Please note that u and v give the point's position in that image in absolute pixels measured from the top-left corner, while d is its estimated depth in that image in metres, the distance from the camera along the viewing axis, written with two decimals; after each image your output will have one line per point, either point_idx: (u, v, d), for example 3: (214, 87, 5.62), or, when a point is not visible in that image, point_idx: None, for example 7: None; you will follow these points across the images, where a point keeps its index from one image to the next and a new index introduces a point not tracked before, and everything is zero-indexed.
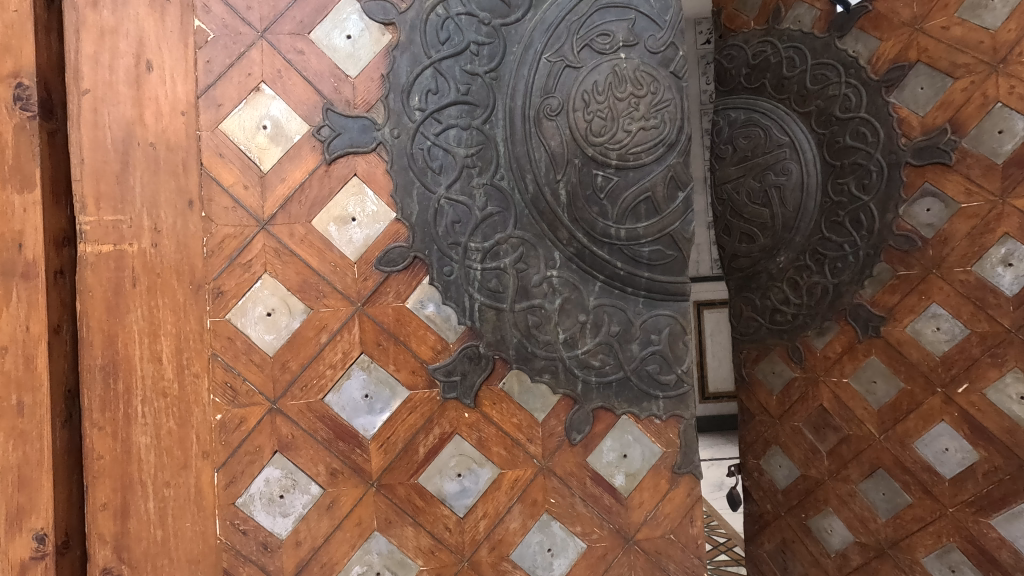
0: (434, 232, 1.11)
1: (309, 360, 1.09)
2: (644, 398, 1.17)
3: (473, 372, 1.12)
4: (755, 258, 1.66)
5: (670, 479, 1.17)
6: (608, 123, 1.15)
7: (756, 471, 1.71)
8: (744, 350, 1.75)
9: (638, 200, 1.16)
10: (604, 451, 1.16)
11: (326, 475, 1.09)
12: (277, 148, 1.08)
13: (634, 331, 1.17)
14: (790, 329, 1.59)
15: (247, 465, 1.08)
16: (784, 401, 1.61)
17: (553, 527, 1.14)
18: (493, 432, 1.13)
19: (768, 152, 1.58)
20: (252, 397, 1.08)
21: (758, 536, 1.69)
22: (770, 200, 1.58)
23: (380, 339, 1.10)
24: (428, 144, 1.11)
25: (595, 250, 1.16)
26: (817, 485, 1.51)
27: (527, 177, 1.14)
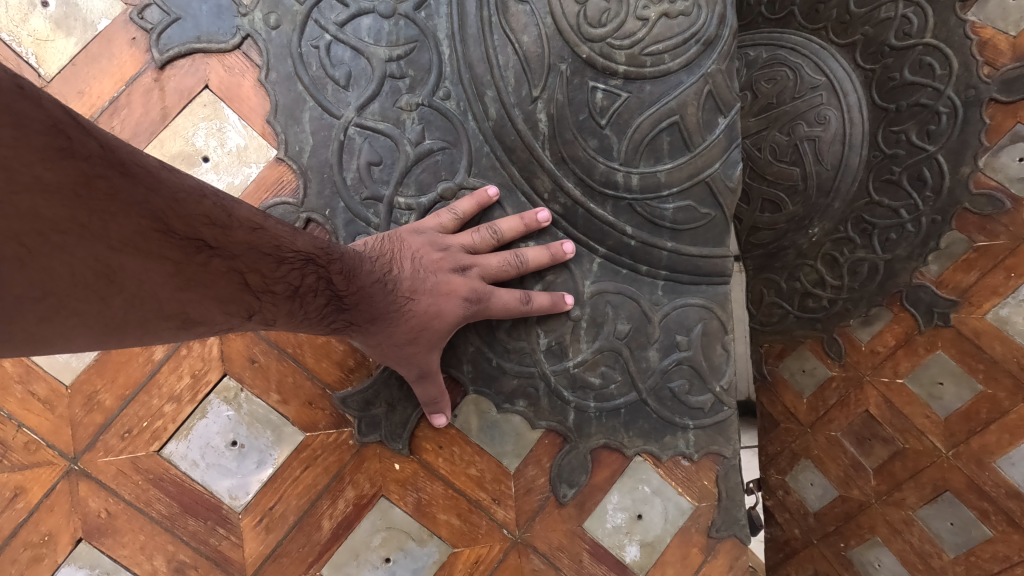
0: (337, 179, 0.88)
1: (131, 394, 0.83)
2: (667, 429, 0.96)
3: (403, 404, 0.87)
4: (780, 231, 1.31)
5: (703, 548, 0.97)
6: (613, 8, 0.91)
7: (780, 489, 1.39)
8: (764, 343, 1.41)
9: (659, 128, 0.93)
10: (608, 510, 0.94)
11: (167, 573, 0.82)
12: (67, 39, 0.84)
13: (652, 330, 0.95)
14: (825, 317, 1.29)
15: (27, 564, 0.79)
16: (817, 405, 1.31)
17: None
18: (441, 491, 0.90)
19: (799, 96, 1.25)
20: (37, 454, 0.81)
21: (783, 566, 1.38)
22: (802, 158, 1.25)
23: (256, 352, 0.86)
24: (329, 39, 0.89)
25: (592, 208, 0.94)
26: (860, 509, 1.23)
27: (487, 95, 0.92)
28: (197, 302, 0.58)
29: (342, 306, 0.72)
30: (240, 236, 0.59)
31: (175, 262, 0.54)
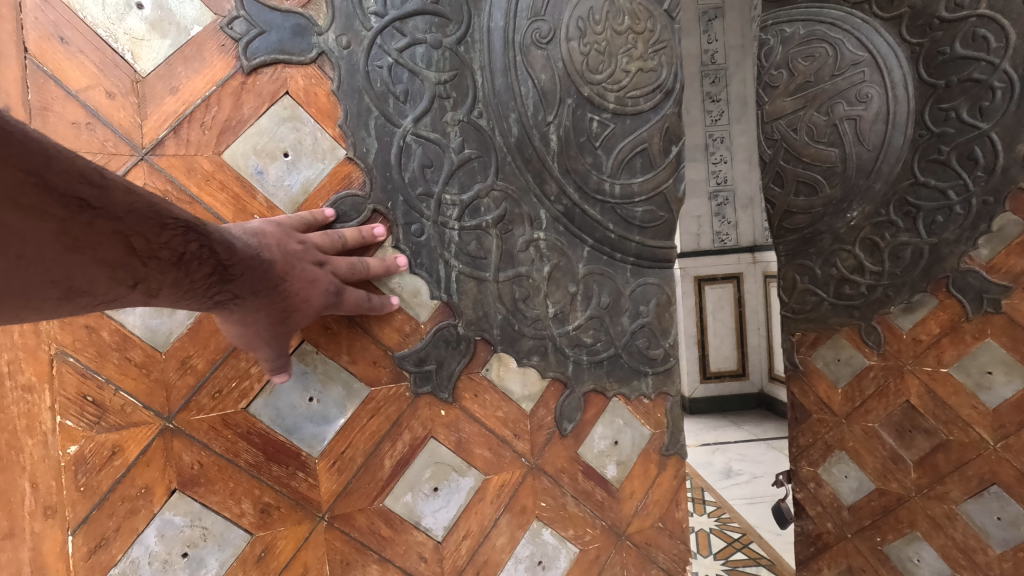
0: (396, 179, 0.88)
1: (222, 356, 0.78)
2: (634, 376, 1.08)
3: (451, 358, 0.92)
4: (816, 215, 1.28)
5: (659, 463, 1.11)
6: (605, 59, 1.01)
7: (812, 481, 1.35)
8: (796, 332, 1.35)
9: (635, 152, 1.06)
10: (595, 441, 1.05)
11: (254, 517, 0.80)
12: (162, 39, 0.75)
13: (623, 303, 1.08)
14: (863, 305, 1.24)
15: (122, 519, 0.73)
16: (853, 396, 1.26)
17: (543, 536, 1.00)
18: (476, 432, 0.95)
19: (839, 74, 1.22)
20: (129, 416, 0.73)
21: (814, 561, 1.34)
22: (841, 138, 1.23)
23: (330, 321, 0.84)
24: (387, 62, 0.87)
25: (585, 209, 1.03)
26: (899, 502, 1.19)
27: (509, 117, 0.96)
28: (72, 272, 0.44)
29: (228, 279, 0.59)
30: (122, 196, 0.46)
31: (59, 222, 0.41)
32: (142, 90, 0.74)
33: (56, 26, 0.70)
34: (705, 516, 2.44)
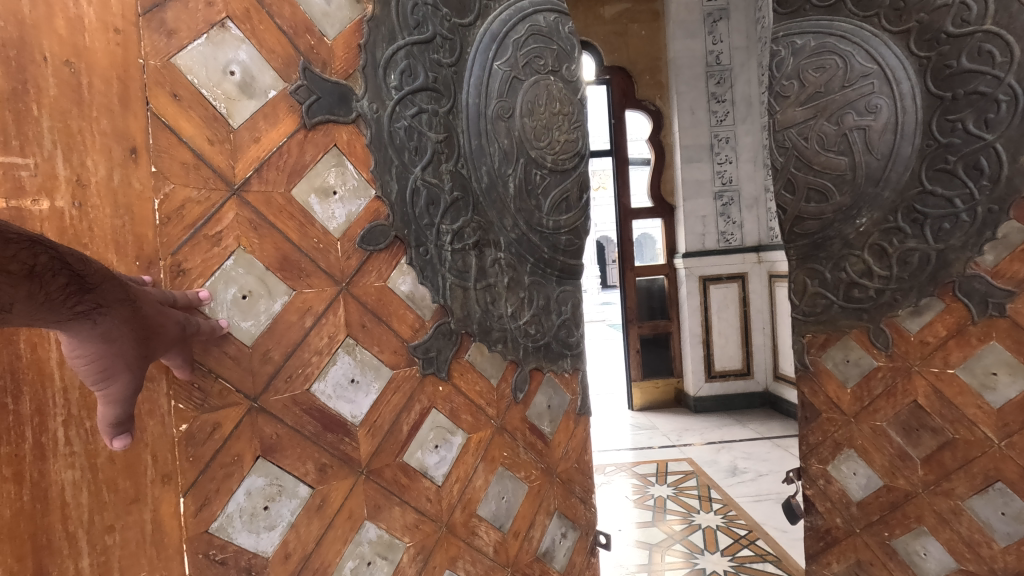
0: (410, 213, 1.01)
1: (293, 349, 0.86)
2: (559, 357, 1.39)
3: (447, 346, 1.07)
4: (827, 221, 1.32)
5: (574, 419, 1.44)
6: (544, 132, 1.31)
7: (822, 478, 1.38)
8: (807, 334, 1.37)
9: (561, 197, 1.37)
10: (537, 404, 1.31)
11: (314, 474, 0.88)
12: (248, 100, 0.82)
13: (552, 305, 1.37)
14: (872, 308, 1.27)
15: (220, 481, 0.78)
16: (862, 395, 1.30)
17: (506, 477, 1.20)
18: (462, 401, 1.11)
19: (848, 85, 1.27)
20: (226, 397, 0.79)
21: (824, 556, 1.38)
22: (851, 147, 1.27)
23: (365, 319, 0.95)
24: (405, 125, 1.01)
25: (531, 237, 1.29)
26: (905, 498, 1.24)
27: (483, 167, 1.17)
28: None
29: (88, 290, 0.55)
30: None
31: None
32: (234, 138, 0.81)
33: (168, 84, 0.75)
34: (710, 513, 2.52)
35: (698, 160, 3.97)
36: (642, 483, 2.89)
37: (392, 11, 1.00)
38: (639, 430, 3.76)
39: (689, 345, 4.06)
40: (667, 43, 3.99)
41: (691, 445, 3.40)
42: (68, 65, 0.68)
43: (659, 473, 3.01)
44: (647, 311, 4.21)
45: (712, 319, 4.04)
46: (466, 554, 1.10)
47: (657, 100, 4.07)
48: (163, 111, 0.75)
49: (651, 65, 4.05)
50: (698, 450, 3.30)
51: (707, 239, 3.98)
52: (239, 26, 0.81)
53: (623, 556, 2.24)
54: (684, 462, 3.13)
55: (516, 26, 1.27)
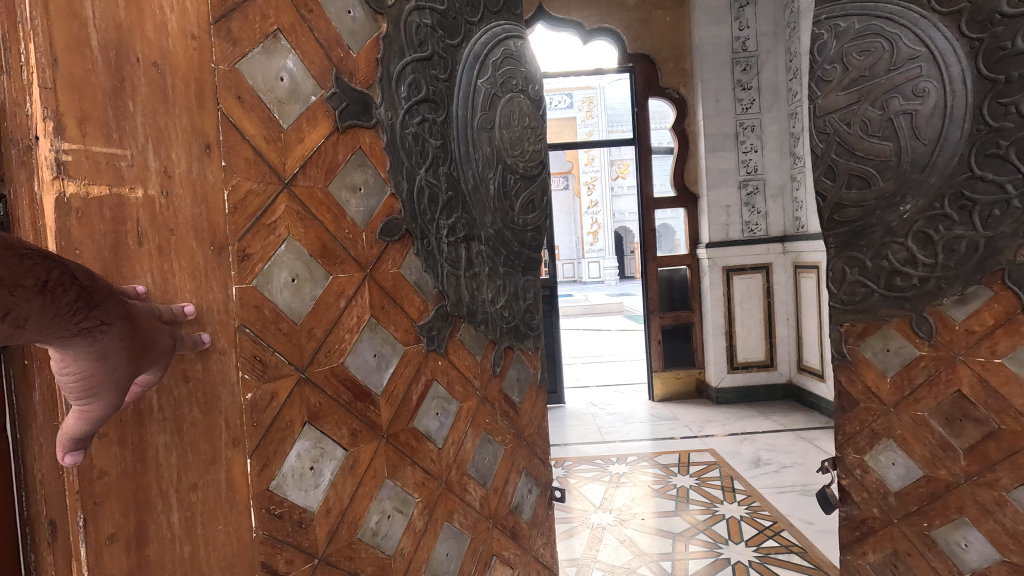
0: (416, 209, 1.04)
1: (331, 327, 0.89)
2: (525, 337, 1.51)
3: (445, 326, 1.12)
4: (869, 208, 1.30)
5: (536, 391, 1.56)
6: (517, 142, 1.45)
7: (858, 468, 1.37)
8: (846, 322, 1.34)
9: (528, 198, 1.53)
10: (510, 376, 1.40)
11: (347, 439, 0.91)
12: (295, 105, 0.84)
13: (520, 292, 1.50)
14: (914, 296, 1.25)
15: (277, 444, 0.82)
16: (903, 384, 1.28)
17: (486, 445, 1.27)
18: (455, 373, 1.16)
19: (895, 69, 1.24)
20: (280, 369, 0.82)
21: (859, 546, 1.37)
22: (896, 132, 1.25)
23: (384, 302, 0.98)
24: (412, 132, 1.04)
25: (505, 232, 1.41)
26: (947, 489, 1.22)
27: (472, 170, 1.25)
28: None
29: (91, 308, 0.58)
30: None
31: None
32: (284, 138, 0.83)
33: (234, 87, 0.79)
34: (735, 504, 2.52)
35: (723, 149, 3.90)
36: (664, 473, 2.91)
37: (401, 28, 1.04)
38: (660, 420, 3.75)
39: (712, 336, 4.02)
40: (693, 29, 3.92)
41: (713, 435, 3.39)
42: (155, 67, 0.74)
43: (681, 463, 3.01)
44: (668, 302, 4.18)
45: (736, 310, 3.98)
46: (459, 509, 1.16)
47: (681, 88, 4.00)
48: (231, 110, 0.78)
49: (675, 53, 3.99)
50: (721, 441, 3.28)
51: (731, 230, 3.92)
52: (290, 38, 0.83)
53: (646, 543, 2.26)
54: (706, 453, 3.12)
55: (492, 49, 1.38)
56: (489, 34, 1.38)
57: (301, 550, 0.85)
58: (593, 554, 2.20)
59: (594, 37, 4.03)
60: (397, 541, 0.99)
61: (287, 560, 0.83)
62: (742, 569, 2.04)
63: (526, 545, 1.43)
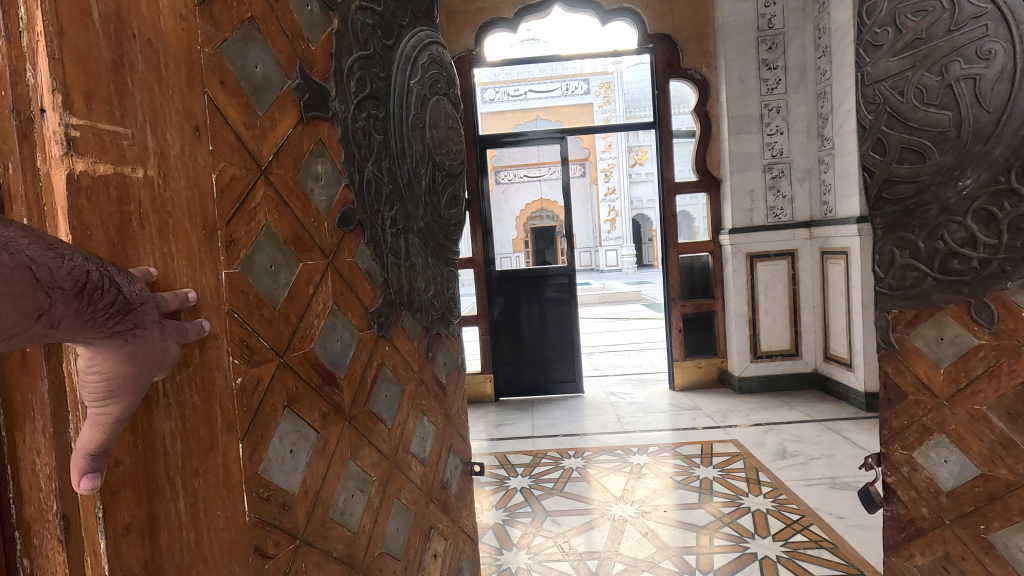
0: (366, 200, 1.06)
1: (304, 313, 0.88)
2: (450, 325, 1.57)
3: (390, 313, 1.15)
4: (925, 183, 1.19)
5: (459, 372, 1.61)
6: (444, 142, 1.51)
7: (906, 466, 1.27)
8: (895, 309, 1.24)
9: (450, 195, 1.59)
10: (440, 361, 1.45)
11: (317, 421, 0.90)
12: (267, 93, 0.83)
13: (446, 282, 1.55)
14: (974, 279, 1.15)
15: (263, 428, 0.81)
16: (958, 375, 1.19)
17: (423, 424, 1.30)
18: (399, 360, 1.19)
19: (957, 28, 1.13)
20: (265, 354, 0.81)
21: (906, 547, 1.29)
22: (956, 101, 1.14)
23: (344, 290, 0.99)
24: (359, 126, 1.05)
25: (433, 226, 1.46)
26: (1008, 489, 1.14)
27: (410, 166, 1.28)
28: None
29: (127, 312, 0.61)
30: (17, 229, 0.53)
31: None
32: (261, 124, 0.81)
33: (218, 70, 0.75)
34: (761, 497, 2.44)
35: (748, 132, 3.72)
36: (687, 464, 2.83)
37: (349, 25, 1.05)
38: (682, 409, 3.66)
39: (735, 325, 3.88)
40: (716, 7, 3.74)
41: (736, 426, 3.29)
42: (150, 44, 0.70)
43: (704, 455, 2.93)
44: (689, 290, 4.05)
45: (760, 298, 3.84)
46: (407, 485, 1.18)
47: (704, 69, 3.83)
48: (216, 94, 0.75)
49: (698, 32, 3.82)
50: (745, 432, 3.19)
51: (756, 215, 3.77)
52: (263, 26, 0.81)
53: (669, 536, 2.20)
54: (730, 443, 3.04)
55: (421, 52, 1.39)
56: (417, 38, 1.39)
57: (287, 532, 0.84)
58: (615, 547, 2.15)
59: (613, 18, 3.87)
60: (359, 518, 1.00)
61: (275, 543, 0.82)
62: (771, 564, 1.97)
63: (455, 518, 1.47)
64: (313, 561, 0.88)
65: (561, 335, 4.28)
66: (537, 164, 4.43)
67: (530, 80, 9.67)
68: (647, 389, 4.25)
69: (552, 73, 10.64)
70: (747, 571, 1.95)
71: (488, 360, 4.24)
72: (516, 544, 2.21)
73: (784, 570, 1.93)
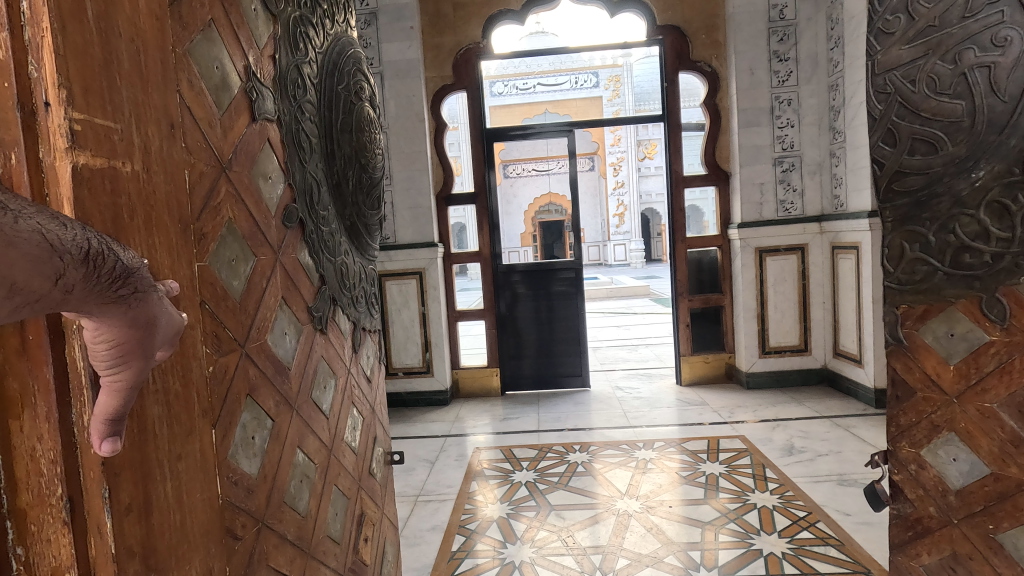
0: (304, 200, 1.18)
1: (261, 304, 0.99)
2: (374, 320, 1.69)
3: (327, 305, 1.26)
4: (937, 174, 1.15)
5: (381, 367, 1.73)
6: (374, 147, 1.62)
7: (914, 464, 1.25)
8: (904, 303, 1.22)
9: (377, 197, 1.69)
10: (366, 355, 1.57)
11: (273, 409, 1.01)
12: (227, 92, 0.93)
13: (370, 280, 1.66)
14: (986, 274, 1.13)
15: (232, 414, 0.88)
16: (968, 373, 1.16)
17: (355, 415, 1.42)
18: (334, 353, 1.31)
19: (972, 15, 1.10)
20: (229, 344, 0.89)
21: (913, 546, 1.27)
22: (970, 89, 1.11)
23: (289, 285, 1.10)
24: (296, 129, 1.16)
25: (363, 226, 1.57)
26: (1018, 488, 1.12)
27: (341, 170, 1.39)
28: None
29: (130, 276, 0.60)
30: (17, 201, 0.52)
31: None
32: (222, 121, 0.91)
33: (187, 69, 0.83)
34: (767, 493, 2.42)
35: (758, 125, 3.66)
36: (693, 459, 2.81)
37: (289, 32, 1.15)
38: (689, 404, 3.64)
39: (743, 319, 3.83)
40: None
41: (744, 422, 3.26)
42: (133, 43, 0.71)
43: (710, 450, 2.92)
44: (697, 284, 4.01)
45: (768, 292, 3.79)
46: (342, 473, 1.29)
47: (713, 61, 3.77)
48: (185, 93, 0.82)
49: (707, 23, 3.76)
50: (752, 427, 3.16)
51: (765, 209, 3.71)
52: (220, 28, 0.91)
53: (673, 531, 2.19)
54: (737, 439, 3.01)
55: (345, 58, 1.46)
56: (340, 44, 1.46)
57: (251, 514, 0.92)
58: (619, 542, 2.15)
59: (622, 9, 3.81)
60: (306, 503, 1.10)
61: (242, 524, 0.89)
62: (777, 561, 1.96)
63: (382, 500, 1.60)
64: (272, 542, 0.98)
65: (569, 329, 4.27)
66: (545, 157, 4.40)
67: (539, 74, 9.60)
68: (653, 384, 4.24)
69: (561, 66, 10.56)
70: (752, 568, 1.94)
71: (494, 355, 4.25)
72: (520, 538, 2.23)
73: (790, 567, 1.92)
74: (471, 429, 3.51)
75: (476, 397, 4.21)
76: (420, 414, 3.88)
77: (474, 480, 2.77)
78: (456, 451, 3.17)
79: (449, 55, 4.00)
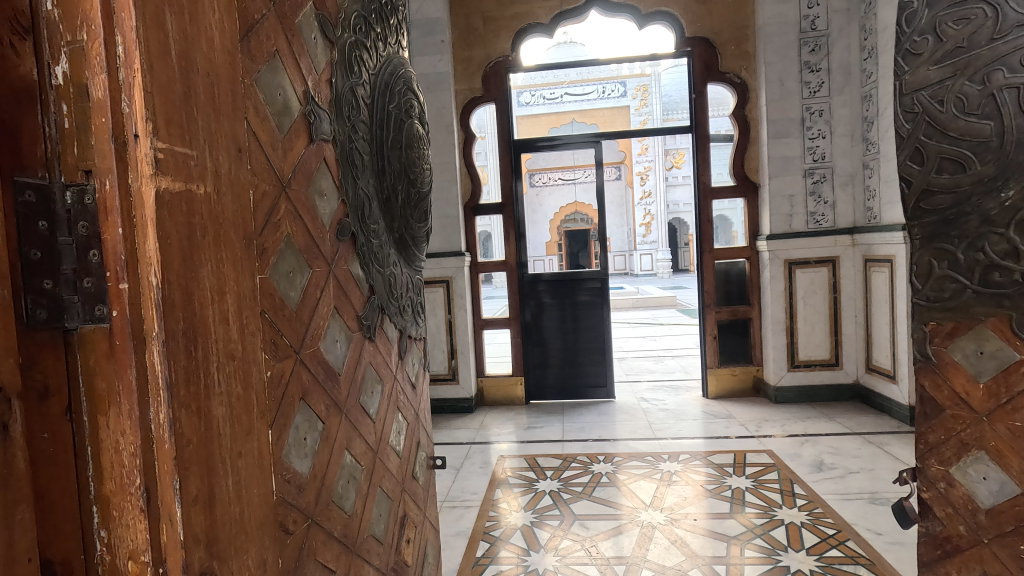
0: (355, 215, 1.29)
1: (315, 313, 1.10)
2: (419, 327, 1.79)
3: (375, 313, 1.37)
4: (965, 193, 1.17)
5: (425, 373, 1.83)
6: (422, 161, 1.72)
7: (942, 482, 1.24)
8: (932, 321, 1.23)
9: (425, 210, 1.80)
10: (411, 360, 1.67)
11: (324, 411, 1.11)
12: (287, 115, 1.05)
13: (416, 289, 1.77)
14: (1016, 293, 1.13)
15: (285, 411, 0.98)
16: (999, 391, 1.16)
17: (400, 422, 1.52)
18: (381, 361, 1.41)
19: (1000, 37, 1.11)
20: (286, 351, 0.99)
21: (942, 565, 1.26)
22: (998, 110, 1.12)
23: (341, 296, 1.22)
24: (350, 148, 1.28)
25: (410, 237, 1.67)
26: None
27: (389, 184, 1.50)
28: None
29: None
30: None
31: None
32: (282, 142, 1.02)
33: (253, 99, 0.94)
34: (795, 509, 2.38)
35: (788, 135, 3.63)
36: (718, 473, 2.80)
37: (345, 58, 1.27)
38: (714, 417, 3.61)
39: (772, 333, 3.76)
40: (756, 8, 3.67)
41: (771, 436, 3.21)
42: (208, 77, 0.76)
43: (736, 464, 2.89)
44: (725, 297, 3.97)
45: (798, 304, 3.72)
46: (386, 475, 1.39)
47: (743, 72, 3.77)
48: (252, 120, 0.93)
49: (736, 34, 3.77)
50: (780, 443, 3.10)
51: (795, 220, 3.66)
52: (283, 59, 1.03)
53: (697, 544, 2.20)
54: (764, 454, 2.97)
55: (397, 78, 1.58)
56: (392, 65, 1.58)
57: (302, 510, 1.01)
58: (642, 553, 2.17)
59: (650, 22, 3.87)
60: (352, 503, 1.20)
61: (294, 519, 0.98)
62: None
63: (424, 506, 1.69)
64: (320, 537, 1.07)
65: (593, 338, 4.30)
66: (572, 167, 4.48)
67: (566, 85, 9.71)
68: (679, 396, 4.20)
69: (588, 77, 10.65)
70: None
71: (518, 363, 4.32)
72: (544, 546, 2.28)
73: None
74: (496, 437, 3.59)
75: (501, 404, 4.29)
76: (447, 420, 3.99)
77: (498, 488, 2.83)
78: (481, 459, 3.24)
79: (479, 69, 4.14)
